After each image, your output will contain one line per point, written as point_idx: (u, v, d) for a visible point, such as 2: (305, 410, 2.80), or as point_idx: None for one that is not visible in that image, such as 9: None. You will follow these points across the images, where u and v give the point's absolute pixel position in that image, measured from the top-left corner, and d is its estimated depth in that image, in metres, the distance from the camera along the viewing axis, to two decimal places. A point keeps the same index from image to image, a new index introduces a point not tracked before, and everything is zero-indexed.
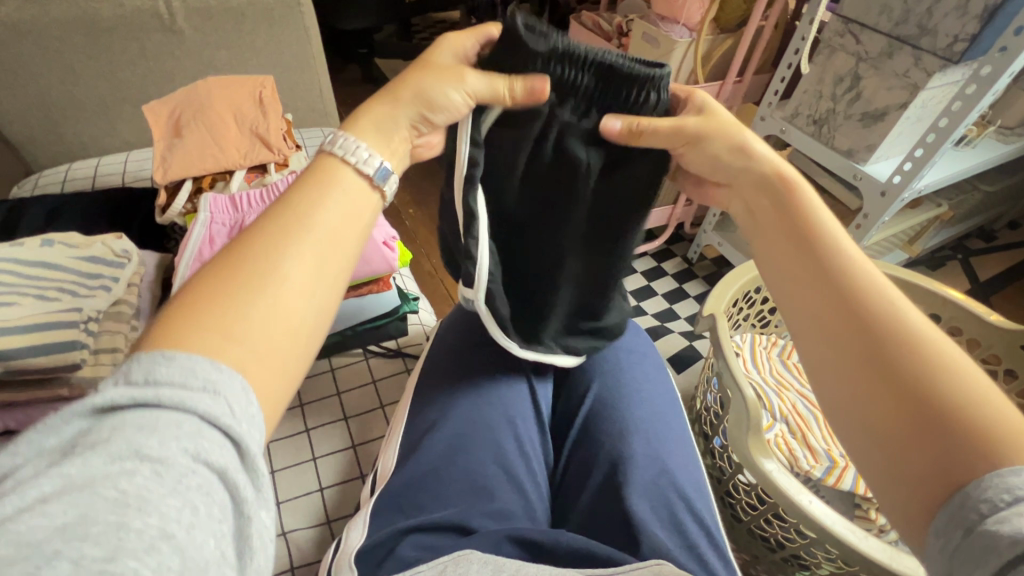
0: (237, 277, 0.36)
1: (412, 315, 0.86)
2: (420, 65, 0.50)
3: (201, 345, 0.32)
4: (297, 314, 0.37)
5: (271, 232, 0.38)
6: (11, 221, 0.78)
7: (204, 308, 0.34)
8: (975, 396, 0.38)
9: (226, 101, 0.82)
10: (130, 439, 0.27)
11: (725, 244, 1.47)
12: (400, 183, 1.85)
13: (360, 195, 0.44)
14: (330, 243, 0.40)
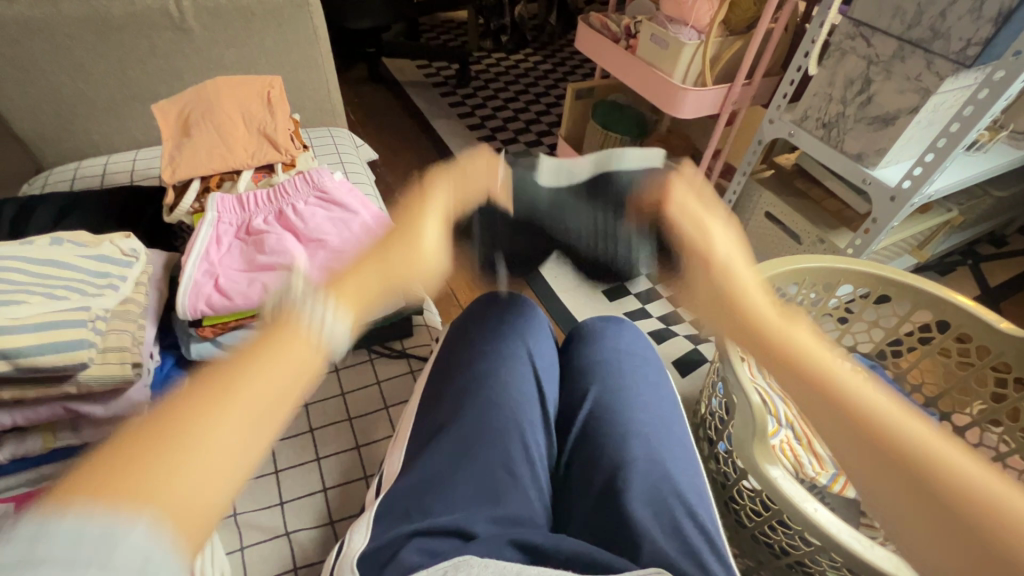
0: (146, 447, 0.34)
1: (417, 316, 0.86)
2: (398, 238, 0.53)
3: (120, 504, 0.31)
4: (219, 480, 0.35)
5: (198, 392, 0.37)
6: (21, 219, 0.78)
7: (130, 475, 0.32)
8: (973, 479, 0.40)
9: (235, 101, 0.83)
10: (66, 534, 0.29)
11: None
12: (406, 183, 1.85)
13: (306, 352, 0.41)
14: (262, 403, 0.37)
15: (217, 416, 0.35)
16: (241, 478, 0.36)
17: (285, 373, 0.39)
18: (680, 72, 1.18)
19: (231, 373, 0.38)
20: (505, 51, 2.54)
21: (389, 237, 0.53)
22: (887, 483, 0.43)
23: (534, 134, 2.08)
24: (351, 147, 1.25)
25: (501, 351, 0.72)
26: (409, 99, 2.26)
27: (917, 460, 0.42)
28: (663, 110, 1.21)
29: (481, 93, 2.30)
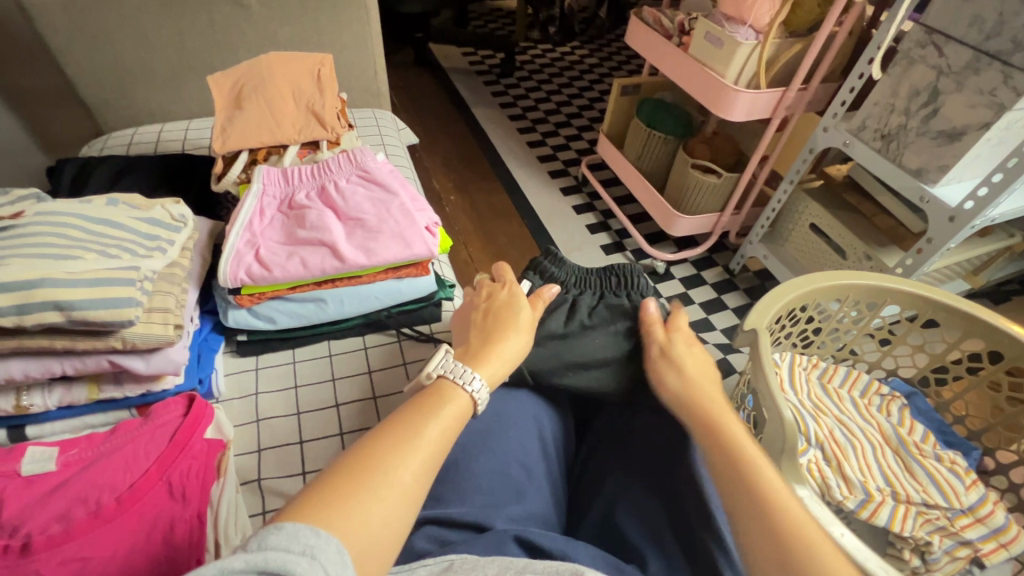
0: (356, 474, 0.43)
1: (447, 302, 0.85)
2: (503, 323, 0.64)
3: (331, 520, 0.39)
4: (405, 484, 0.44)
5: (386, 444, 0.46)
6: (80, 180, 0.82)
7: (341, 492, 0.41)
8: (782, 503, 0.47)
9: (286, 76, 0.83)
10: (283, 549, 0.35)
11: (771, 257, 1.42)
12: (444, 170, 1.86)
13: (460, 412, 0.53)
14: (434, 459, 0.47)
15: (398, 495, 0.43)
16: (424, 491, 0.46)
17: (449, 429, 0.50)
18: (734, 73, 1.14)
19: (394, 446, 0.46)
20: (552, 43, 2.51)
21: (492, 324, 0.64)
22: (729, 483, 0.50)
23: (575, 129, 2.05)
24: (393, 130, 1.26)
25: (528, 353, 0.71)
26: (453, 86, 2.27)
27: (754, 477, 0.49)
28: (712, 112, 1.18)
29: (524, 84, 2.29)
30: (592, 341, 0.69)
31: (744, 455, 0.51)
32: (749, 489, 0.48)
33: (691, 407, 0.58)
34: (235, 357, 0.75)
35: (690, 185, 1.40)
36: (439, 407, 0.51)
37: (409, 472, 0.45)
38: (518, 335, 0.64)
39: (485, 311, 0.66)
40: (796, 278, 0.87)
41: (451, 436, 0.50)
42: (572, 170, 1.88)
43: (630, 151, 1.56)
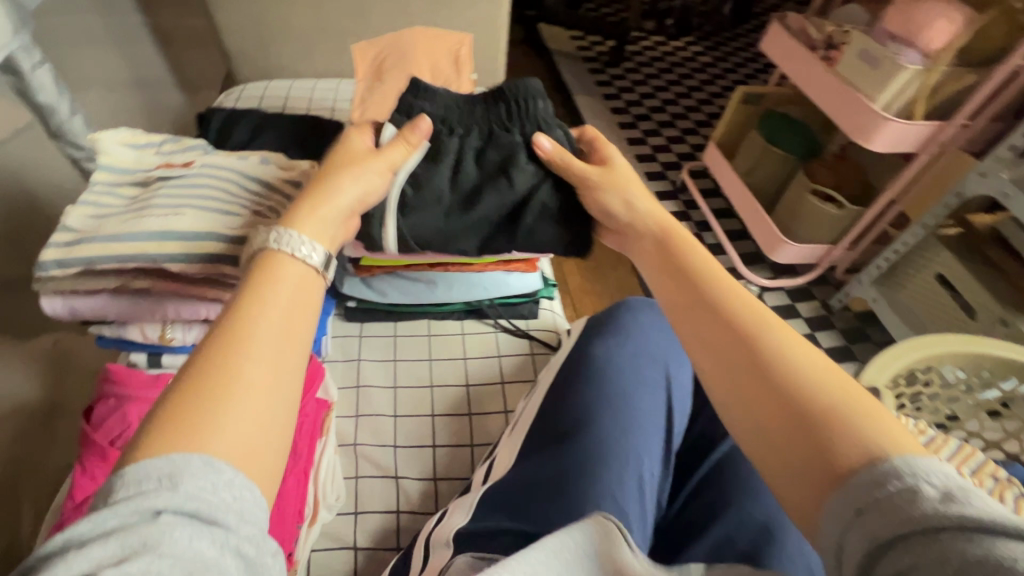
0: (202, 383, 0.39)
1: (546, 300, 0.84)
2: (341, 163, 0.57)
3: (183, 441, 0.36)
4: (260, 375, 0.40)
5: (220, 346, 0.41)
6: (227, 131, 0.87)
7: (187, 408, 0.37)
8: (825, 411, 0.41)
9: (424, 53, 0.83)
10: (135, 511, 0.32)
11: (880, 301, 1.32)
12: None
13: (304, 284, 0.48)
14: (290, 336, 0.43)
15: (259, 375, 0.40)
16: (289, 366, 0.42)
17: (292, 304, 0.45)
18: (886, 98, 1.04)
19: (237, 330, 0.42)
20: (665, 36, 2.39)
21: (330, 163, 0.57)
22: (751, 399, 0.45)
23: (679, 130, 1.96)
24: None
25: (638, 374, 0.66)
26: (557, 70, 2.22)
27: (792, 392, 0.43)
28: (852, 137, 1.09)
29: (631, 76, 2.20)
30: (489, 202, 0.65)
31: (760, 358, 0.46)
32: (780, 400, 0.43)
33: (694, 301, 0.52)
34: (343, 320, 0.79)
35: (805, 212, 1.31)
36: (273, 269, 0.47)
37: (261, 357, 0.41)
38: (369, 175, 0.57)
39: (344, 156, 0.58)
40: (922, 336, 0.82)
41: (297, 297, 0.46)
42: (670, 174, 1.81)
43: (740, 165, 1.48)
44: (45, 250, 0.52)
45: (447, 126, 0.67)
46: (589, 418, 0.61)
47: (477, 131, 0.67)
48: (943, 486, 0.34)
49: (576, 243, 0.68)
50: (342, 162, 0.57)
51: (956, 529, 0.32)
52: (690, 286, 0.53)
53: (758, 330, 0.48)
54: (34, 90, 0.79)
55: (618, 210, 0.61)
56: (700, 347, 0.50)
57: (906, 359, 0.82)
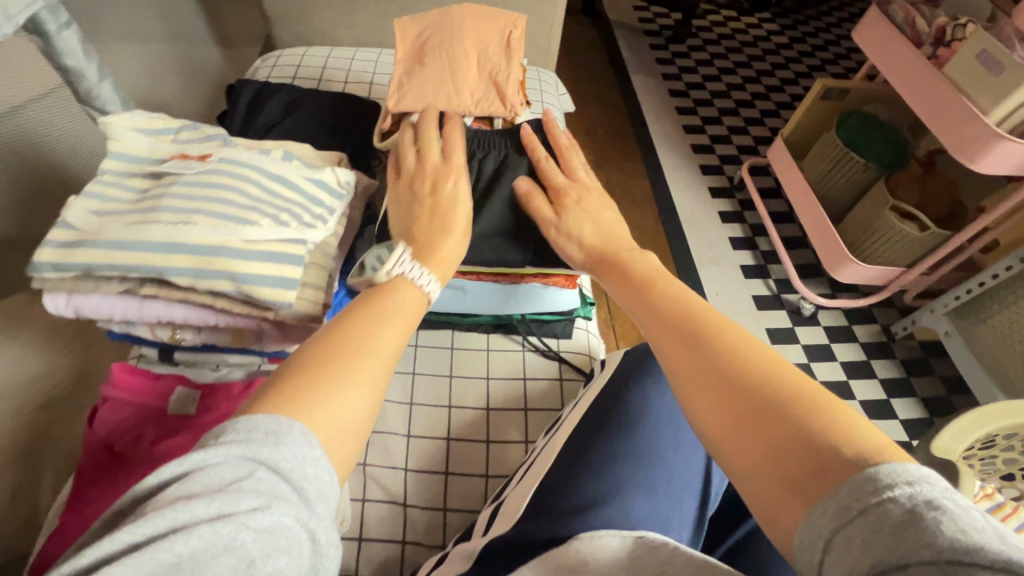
0: (323, 364, 0.40)
1: (581, 319, 0.78)
2: (431, 210, 0.57)
3: (299, 410, 0.36)
4: (377, 375, 0.42)
5: (343, 335, 0.43)
6: (255, 106, 0.81)
7: (307, 382, 0.38)
8: (818, 416, 0.37)
9: (472, 35, 0.74)
10: (247, 452, 0.31)
11: (954, 336, 1.18)
12: (587, 139, 1.72)
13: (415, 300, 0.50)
14: (396, 349, 0.45)
15: (366, 370, 0.41)
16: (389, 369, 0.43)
17: (404, 314, 0.47)
18: (1004, 113, 0.88)
19: (355, 326, 0.44)
20: (738, 11, 2.18)
21: (426, 215, 0.56)
22: (737, 418, 0.40)
23: (743, 120, 1.80)
24: (554, 95, 1.15)
25: (680, 432, 0.57)
26: (615, 44, 2.06)
27: (789, 406, 0.38)
28: (953, 154, 0.94)
29: (696, 55, 2.02)
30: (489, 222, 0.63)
31: (745, 373, 0.42)
32: (768, 414, 0.39)
33: (678, 317, 0.49)
34: None
35: (880, 229, 1.17)
36: (393, 284, 0.49)
37: (372, 355, 0.42)
38: (461, 237, 0.56)
39: (431, 207, 0.57)
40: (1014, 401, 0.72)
41: (410, 317, 0.48)
42: (727, 168, 1.66)
43: (811, 167, 1.33)
44: (40, 250, 0.47)
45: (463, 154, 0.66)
46: (623, 478, 0.51)
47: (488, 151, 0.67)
48: (924, 498, 0.29)
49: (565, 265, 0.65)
50: (427, 218, 0.56)
51: (945, 558, 0.26)
52: (670, 303, 0.51)
53: (742, 347, 0.44)
54: (62, 53, 0.74)
55: (595, 224, 0.61)
56: (676, 364, 0.46)
57: (993, 423, 0.71)
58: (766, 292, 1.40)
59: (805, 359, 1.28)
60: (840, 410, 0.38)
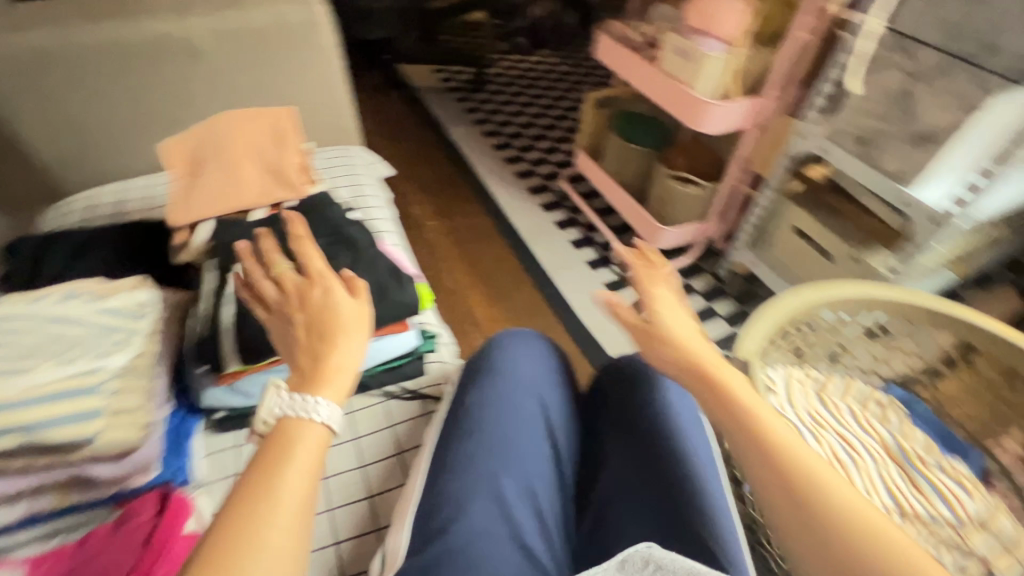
0: (239, 547, 0.42)
1: (430, 354, 0.83)
2: (325, 324, 0.56)
3: None
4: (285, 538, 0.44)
5: (254, 509, 0.44)
6: (38, 260, 0.79)
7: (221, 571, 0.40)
8: (842, 521, 0.48)
9: (240, 134, 0.80)
10: None
11: (758, 264, 1.41)
12: (423, 195, 1.84)
13: (313, 440, 0.50)
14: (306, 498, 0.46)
15: (269, 537, 0.43)
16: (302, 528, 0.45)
17: (306, 465, 0.48)
18: (706, 86, 1.14)
19: (255, 489, 0.45)
20: (522, 53, 2.49)
21: (315, 335, 0.56)
22: (804, 538, 0.49)
23: (552, 141, 2.04)
24: (366, 165, 1.23)
25: (517, 411, 0.69)
26: (425, 107, 2.24)
27: (844, 528, 0.48)
28: (686, 124, 1.17)
29: (498, 98, 2.27)
30: None
31: (798, 486, 0.51)
32: (824, 539, 0.48)
33: (743, 436, 0.55)
34: (214, 434, 0.71)
35: (670, 198, 1.41)
36: (283, 432, 0.49)
37: (279, 524, 0.44)
38: (357, 337, 0.56)
39: (307, 327, 0.56)
40: (783, 296, 0.89)
41: (315, 466, 0.49)
42: (552, 185, 1.86)
43: (608, 163, 1.54)
44: None
45: (251, 252, 0.69)
46: None
47: (278, 239, 0.72)
48: None
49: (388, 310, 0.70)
50: (308, 335, 0.56)
51: None
52: (748, 407, 0.57)
53: (811, 460, 0.52)
54: None
55: (666, 349, 0.65)
56: (759, 480, 0.53)
57: (760, 333, 0.87)
58: (614, 277, 1.57)
59: None
60: (885, 533, 0.47)
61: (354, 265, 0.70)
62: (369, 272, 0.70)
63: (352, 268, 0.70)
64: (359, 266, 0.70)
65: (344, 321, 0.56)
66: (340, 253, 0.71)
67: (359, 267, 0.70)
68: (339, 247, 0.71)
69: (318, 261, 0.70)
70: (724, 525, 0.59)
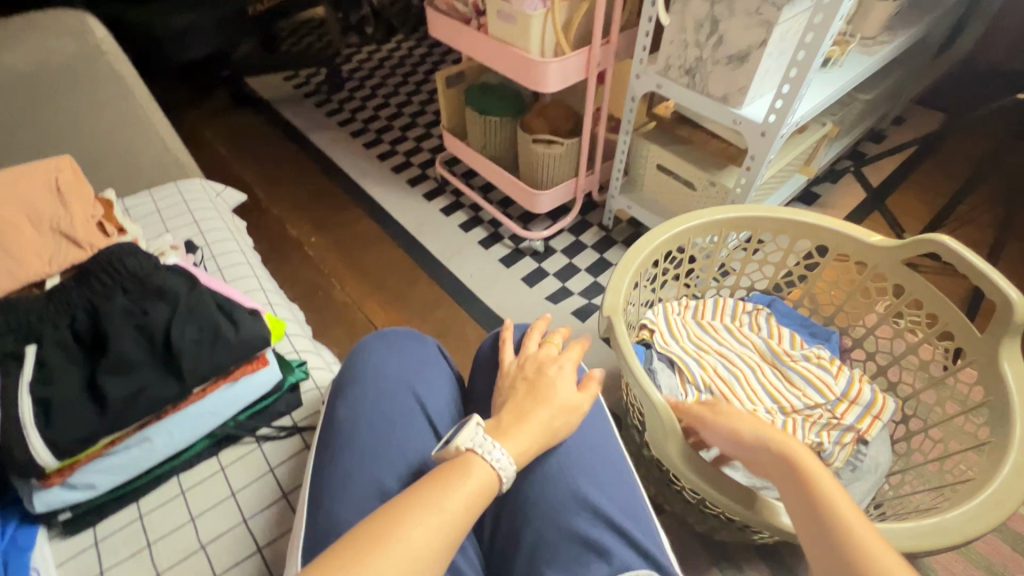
0: (384, 536, 0.46)
1: (305, 382, 0.78)
2: (542, 397, 0.63)
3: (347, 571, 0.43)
4: (419, 550, 0.46)
5: (407, 511, 0.48)
6: None
7: (365, 555, 0.44)
8: (834, 520, 0.54)
9: (12, 199, 0.71)
10: None
11: (634, 207, 1.43)
12: (298, 212, 1.73)
13: (488, 479, 0.53)
14: (457, 523, 0.49)
15: (409, 537, 0.46)
16: (443, 555, 0.47)
17: (469, 497, 0.51)
18: (536, 46, 1.13)
19: (423, 495, 0.50)
20: (375, 42, 2.38)
21: (530, 398, 0.63)
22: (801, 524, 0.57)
23: (422, 127, 1.99)
24: (207, 196, 1.13)
25: (389, 412, 0.67)
26: (282, 118, 2.09)
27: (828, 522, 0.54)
28: (528, 87, 1.16)
29: (358, 94, 2.17)
30: (120, 357, 0.60)
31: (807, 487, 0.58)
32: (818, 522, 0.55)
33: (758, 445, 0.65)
34: (63, 539, 0.63)
35: (537, 161, 1.40)
36: (469, 464, 0.54)
37: (420, 536, 0.47)
38: (562, 414, 0.62)
39: (527, 388, 0.64)
40: (644, 237, 0.89)
41: (476, 505, 0.51)
42: (429, 172, 1.82)
43: (473, 141, 1.52)
44: None
45: (46, 330, 0.62)
46: (369, 499, 0.59)
47: (77, 309, 0.64)
48: None
49: (230, 351, 0.64)
50: (525, 391, 0.64)
51: None
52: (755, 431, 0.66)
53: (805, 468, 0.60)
54: None
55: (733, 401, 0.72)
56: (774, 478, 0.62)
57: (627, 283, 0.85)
58: (508, 251, 1.56)
59: (560, 283, 1.47)
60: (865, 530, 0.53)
61: (175, 316, 0.64)
62: (193, 319, 0.64)
63: (173, 320, 0.64)
64: (181, 313, 0.64)
65: (552, 396, 0.63)
66: (157, 305, 0.65)
67: (185, 315, 0.64)
68: (155, 300, 0.65)
69: (131, 321, 0.63)
70: (616, 481, 0.65)
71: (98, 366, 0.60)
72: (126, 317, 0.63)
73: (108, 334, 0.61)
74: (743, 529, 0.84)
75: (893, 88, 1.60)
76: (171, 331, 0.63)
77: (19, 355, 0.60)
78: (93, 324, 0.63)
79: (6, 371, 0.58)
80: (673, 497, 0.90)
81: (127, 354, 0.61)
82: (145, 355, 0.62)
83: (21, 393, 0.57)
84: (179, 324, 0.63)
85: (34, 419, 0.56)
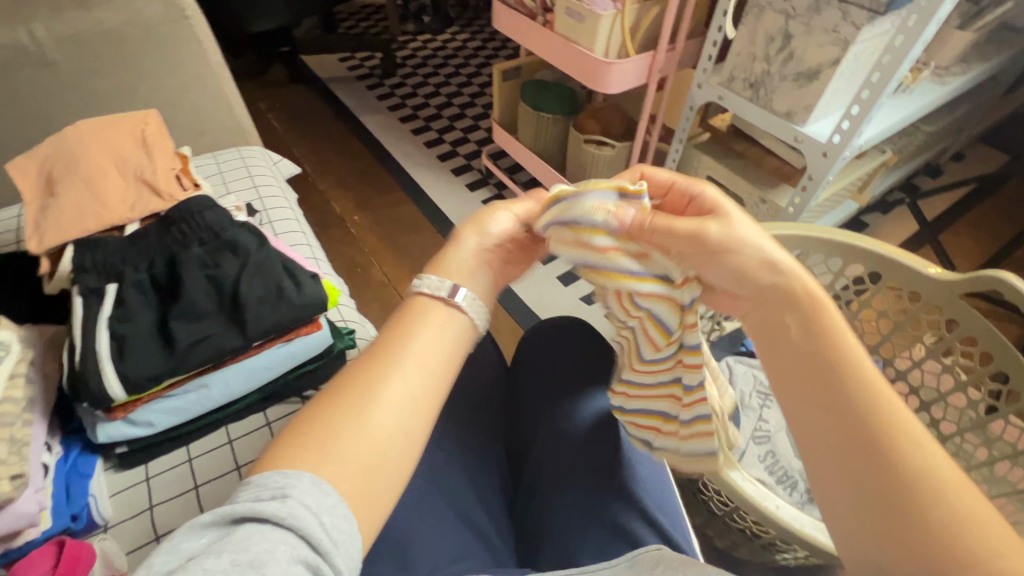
0: (346, 407, 0.46)
1: (351, 351, 0.80)
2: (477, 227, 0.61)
3: (310, 458, 0.43)
4: (389, 424, 0.46)
5: (365, 376, 0.48)
6: None
7: (326, 431, 0.45)
8: (895, 455, 0.43)
9: (101, 146, 0.75)
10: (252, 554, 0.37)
11: None
12: (343, 191, 1.76)
13: (445, 325, 0.53)
14: (419, 370, 0.49)
15: (373, 404, 0.46)
16: (416, 409, 0.48)
17: (428, 344, 0.51)
18: (602, 45, 1.13)
19: (380, 352, 0.50)
20: (430, 32, 2.42)
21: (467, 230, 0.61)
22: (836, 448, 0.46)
23: (471, 119, 2.01)
24: (266, 164, 1.16)
25: None
26: (334, 98, 2.14)
27: (882, 451, 0.44)
28: (589, 86, 1.17)
29: (410, 80, 2.20)
30: (189, 308, 0.63)
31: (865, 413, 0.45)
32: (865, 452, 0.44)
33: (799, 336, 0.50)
34: (116, 473, 0.66)
35: (587, 162, 1.40)
36: (421, 314, 0.53)
37: (384, 396, 0.47)
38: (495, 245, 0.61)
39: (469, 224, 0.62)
40: None
41: (440, 350, 0.51)
42: (474, 164, 1.83)
43: (524, 136, 1.53)
44: None
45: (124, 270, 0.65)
46: None
47: (152, 255, 0.67)
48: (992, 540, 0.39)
49: (289, 311, 0.66)
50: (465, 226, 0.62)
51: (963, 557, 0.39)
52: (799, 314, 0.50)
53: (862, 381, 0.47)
54: None
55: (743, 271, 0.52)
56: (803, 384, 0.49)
57: None
58: None
59: None
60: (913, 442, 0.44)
61: (242, 272, 0.66)
62: (258, 277, 0.66)
63: (239, 276, 0.66)
64: (248, 271, 0.67)
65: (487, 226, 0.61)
66: (227, 260, 0.67)
67: (250, 272, 0.67)
68: (225, 254, 0.68)
69: (201, 272, 0.66)
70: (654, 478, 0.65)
71: (169, 312, 0.63)
72: (199, 269, 0.66)
73: (180, 283, 0.65)
74: (769, 548, 0.83)
75: (958, 122, 1.56)
76: (237, 286, 0.65)
77: (100, 292, 0.63)
78: (167, 271, 0.66)
79: (86, 305, 0.62)
80: (696, 506, 0.89)
81: (195, 304, 0.64)
82: (212, 306, 0.64)
83: (99, 328, 0.60)
84: (245, 281, 0.66)
85: (109, 355, 0.59)
